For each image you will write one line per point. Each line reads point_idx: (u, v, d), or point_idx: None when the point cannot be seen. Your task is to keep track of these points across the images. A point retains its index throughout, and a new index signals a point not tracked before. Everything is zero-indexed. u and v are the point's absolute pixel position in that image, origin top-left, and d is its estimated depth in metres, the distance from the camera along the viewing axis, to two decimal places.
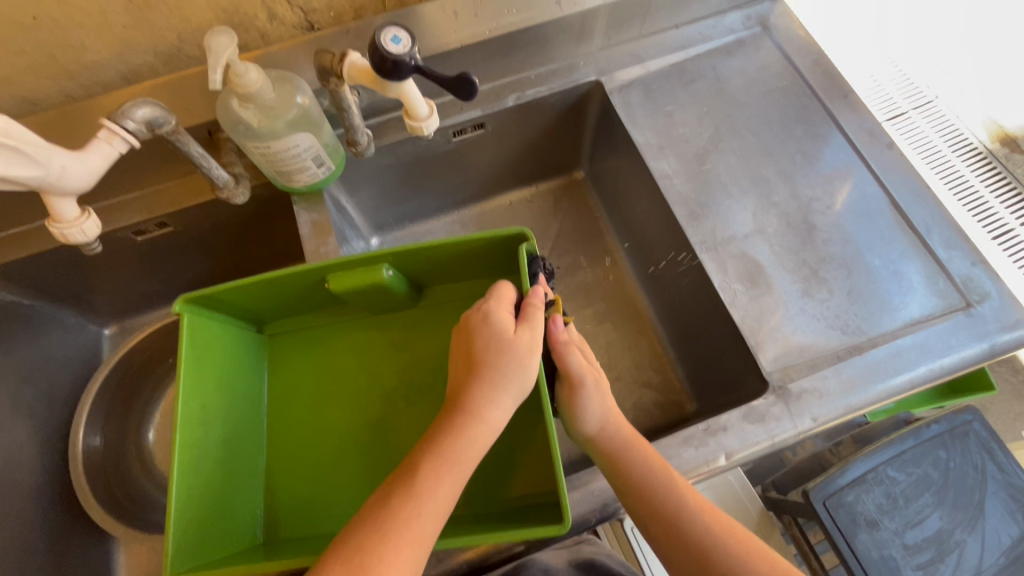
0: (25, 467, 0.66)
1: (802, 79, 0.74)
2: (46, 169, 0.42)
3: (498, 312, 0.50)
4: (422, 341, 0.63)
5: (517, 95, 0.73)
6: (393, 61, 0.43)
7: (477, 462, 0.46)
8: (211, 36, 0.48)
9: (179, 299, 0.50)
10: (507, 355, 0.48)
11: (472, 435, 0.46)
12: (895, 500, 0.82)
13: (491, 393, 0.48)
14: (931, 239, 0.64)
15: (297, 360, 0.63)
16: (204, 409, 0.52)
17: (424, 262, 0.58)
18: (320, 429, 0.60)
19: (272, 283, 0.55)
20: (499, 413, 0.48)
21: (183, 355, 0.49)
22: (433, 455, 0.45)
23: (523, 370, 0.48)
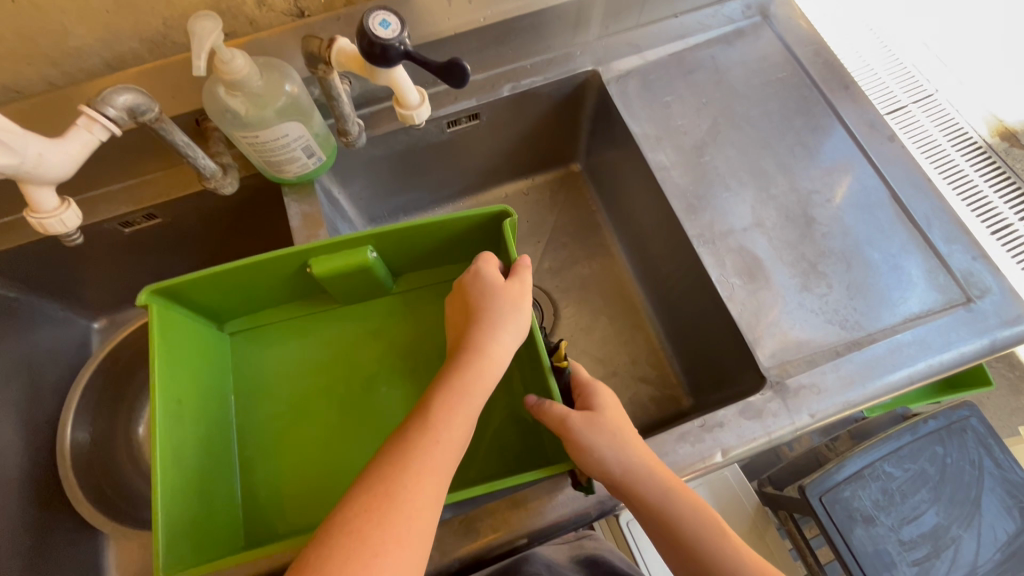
0: (11, 463, 0.65)
1: (803, 70, 0.72)
2: (22, 157, 0.41)
3: (488, 268, 0.54)
4: (395, 327, 0.64)
5: (512, 84, 0.71)
6: (382, 46, 0.42)
7: (487, 392, 0.48)
8: (195, 20, 0.46)
9: (144, 289, 0.49)
10: (500, 299, 0.52)
11: (478, 366, 0.48)
12: (891, 496, 0.82)
13: (492, 331, 0.50)
14: (932, 234, 0.63)
15: (265, 354, 0.62)
16: (178, 402, 0.51)
17: (404, 244, 0.59)
18: (299, 415, 0.60)
19: (249, 268, 0.54)
20: (500, 350, 0.50)
21: (155, 343, 0.48)
22: (445, 390, 0.47)
23: (516, 311, 0.52)
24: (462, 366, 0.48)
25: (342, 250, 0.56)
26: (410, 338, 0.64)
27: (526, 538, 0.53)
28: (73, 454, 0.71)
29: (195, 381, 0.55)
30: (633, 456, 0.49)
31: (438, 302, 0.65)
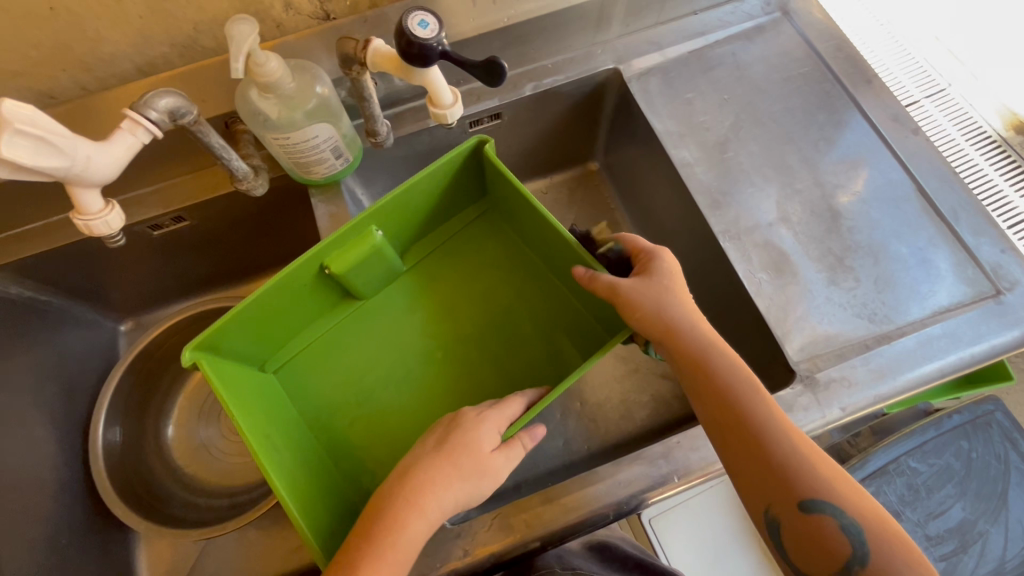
0: (44, 463, 0.66)
1: (824, 65, 0.72)
2: (73, 160, 0.41)
3: (484, 426, 0.52)
4: (427, 299, 0.68)
5: (534, 83, 0.72)
6: (420, 46, 0.42)
7: (413, 553, 0.48)
8: (232, 24, 0.47)
9: (187, 347, 0.48)
10: (461, 453, 0.51)
11: (411, 529, 0.48)
12: (917, 491, 0.82)
13: (434, 487, 0.50)
14: (959, 226, 0.63)
15: (312, 368, 0.64)
16: (266, 435, 0.52)
17: (414, 211, 0.62)
18: (370, 399, 0.64)
19: (281, 292, 0.55)
20: (437, 510, 0.50)
21: (218, 388, 0.48)
22: (371, 548, 0.47)
23: (477, 486, 0.51)
24: (396, 532, 0.48)
25: (357, 238, 0.57)
26: (444, 306, 0.68)
27: (538, 541, 0.54)
28: (106, 455, 0.70)
29: (268, 414, 0.56)
30: (681, 315, 0.53)
31: (454, 258, 0.69)
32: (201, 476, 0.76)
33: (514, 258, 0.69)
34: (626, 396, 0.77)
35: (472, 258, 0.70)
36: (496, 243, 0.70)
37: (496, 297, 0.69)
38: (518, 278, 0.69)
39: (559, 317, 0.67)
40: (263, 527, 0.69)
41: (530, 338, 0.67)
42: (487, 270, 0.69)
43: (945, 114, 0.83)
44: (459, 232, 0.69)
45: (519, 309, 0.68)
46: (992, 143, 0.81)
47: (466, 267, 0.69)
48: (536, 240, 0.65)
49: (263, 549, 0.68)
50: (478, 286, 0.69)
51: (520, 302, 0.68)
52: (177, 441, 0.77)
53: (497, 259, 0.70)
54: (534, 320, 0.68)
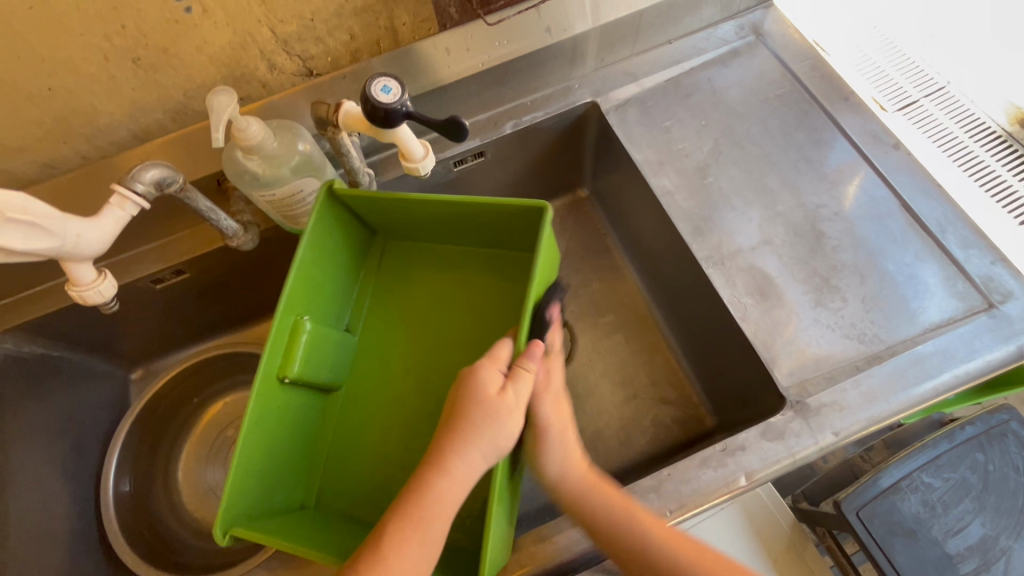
0: (59, 517, 0.68)
1: (801, 85, 0.73)
2: (62, 240, 0.44)
3: (483, 368, 0.51)
4: (395, 339, 0.69)
5: (514, 121, 0.74)
6: (384, 110, 0.44)
7: (447, 514, 0.48)
8: (213, 96, 0.50)
9: (217, 535, 0.48)
10: (474, 406, 0.49)
11: (438, 491, 0.48)
12: (933, 508, 0.79)
13: (456, 447, 0.48)
14: (947, 240, 0.62)
15: (344, 462, 0.65)
16: (333, 545, 0.53)
17: (330, 276, 0.63)
18: (400, 444, 0.64)
19: (265, 425, 0.55)
20: (465, 467, 0.48)
21: (263, 540, 0.49)
22: (398, 516, 0.47)
23: (497, 430, 0.48)
24: (423, 489, 0.48)
25: (289, 337, 0.57)
26: (410, 336, 0.69)
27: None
28: (116, 508, 0.72)
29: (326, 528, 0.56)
30: (571, 457, 0.54)
31: (396, 300, 0.71)
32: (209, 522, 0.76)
33: (443, 266, 0.70)
34: (625, 422, 0.76)
35: (408, 290, 0.71)
36: (416, 266, 0.71)
37: (456, 308, 0.69)
38: (461, 277, 0.70)
39: (508, 282, 0.69)
40: None
41: (497, 316, 0.68)
42: (425, 288, 0.70)
43: (945, 111, 0.77)
44: (381, 274, 0.71)
45: (479, 305, 0.69)
46: (998, 139, 0.77)
47: (411, 296, 0.70)
48: (446, 234, 0.67)
49: None
50: (435, 305, 0.70)
51: (474, 301, 0.69)
52: (186, 487, 0.78)
53: (432, 275, 0.71)
54: (491, 310, 0.68)
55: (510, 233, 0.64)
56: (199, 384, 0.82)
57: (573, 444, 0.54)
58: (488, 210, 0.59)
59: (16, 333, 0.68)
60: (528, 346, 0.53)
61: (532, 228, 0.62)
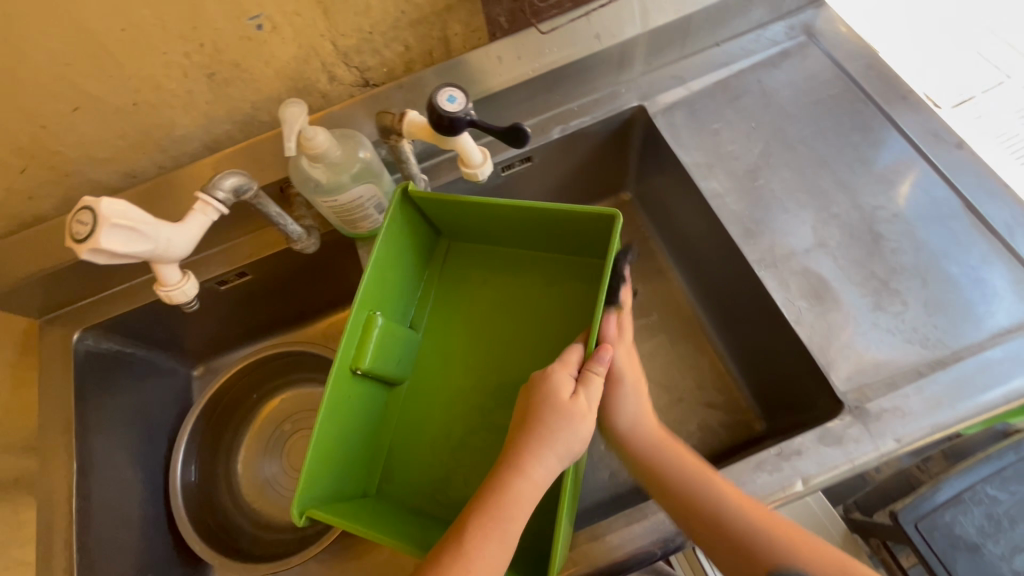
0: (134, 504, 0.73)
1: (855, 84, 0.72)
2: (155, 243, 0.47)
3: (555, 372, 0.53)
4: (456, 337, 0.71)
5: (561, 127, 0.75)
6: (449, 119, 0.46)
7: (523, 514, 0.49)
8: (285, 108, 0.54)
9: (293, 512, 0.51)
10: (555, 414, 0.51)
11: (515, 491, 0.50)
12: (999, 522, 0.76)
13: (536, 450, 0.50)
14: (1016, 242, 0.60)
15: (404, 453, 0.67)
16: (402, 531, 0.55)
17: (398, 274, 0.66)
18: (461, 441, 0.66)
19: (338, 411, 0.57)
20: (543, 472, 0.50)
21: (338, 522, 0.51)
22: (478, 514, 0.49)
23: (571, 432, 0.51)
24: (503, 489, 0.50)
25: (362, 332, 0.60)
26: (470, 336, 0.71)
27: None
28: (183, 493, 0.76)
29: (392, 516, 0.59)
30: (641, 409, 0.61)
31: (456, 299, 0.73)
32: (267, 512, 0.80)
33: (505, 268, 0.72)
34: (671, 425, 0.76)
35: (470, 288, 0.72)
36: (478, 266, 0.73)
37: (517, 310, 0.70)
38: (525, 278, 0.71)
39: (573, 286, 0.69)
40: (326, 562, 0.73)
41: (560, 319, 0.69)
42: (486, 289, 0.72)
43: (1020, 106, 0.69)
44: (443, 273, 0.73)
45: (542, 305, 0.70)
46: None
47: (472, 297, 0.72)
48: (511, 236, 0.69)
49: None
50: (497, 306, 0.71)
51: (537, 302, 0.70)
52: (245, 478, 0.82)
53: (494, 276, 0.72)
54: (555, 311, 0.69)
55: (579, 237, 0.64)
56: (257, 381, 0.85)
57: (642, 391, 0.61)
58: (559, 214, 0.59)
59: (95, 330, 0.73)
60: (596, 349, 0.53)
61: (605, 235, 0.62)
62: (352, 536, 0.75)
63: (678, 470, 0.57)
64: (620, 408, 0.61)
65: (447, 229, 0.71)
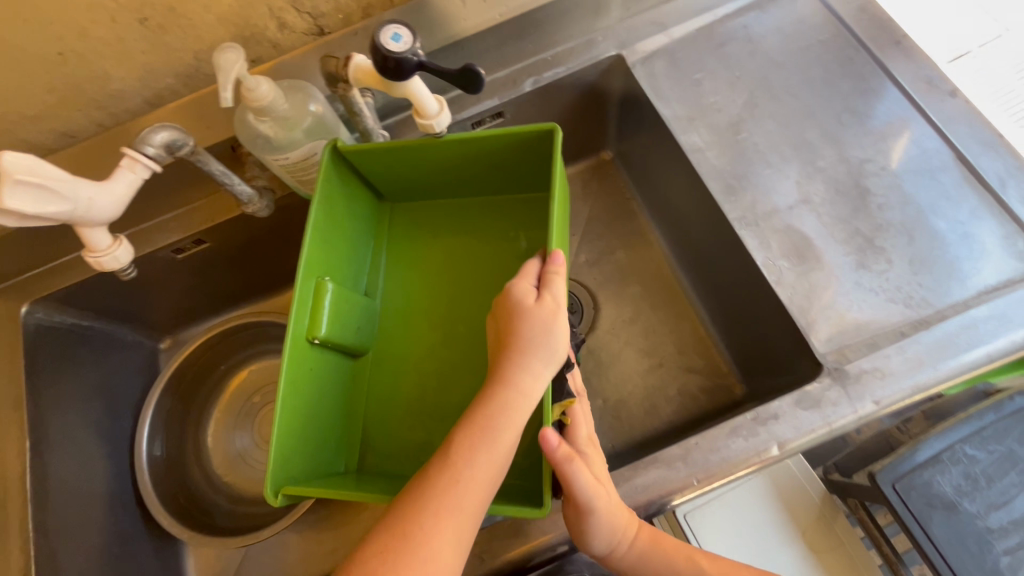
0: (98, 480, 0.71)
1: (847, 29, 0.67)
2: (75, 203, 0.44)
3: (522, 282, 0.53)
4: (416, 295, 0.69)
5: (534, 78, 0.70)
6: (395, 60, 0.42)
7: (514, 426, 0.47)
8: (220, 54, 0.48)
9: (265, 493, 0.47)
10: (529, 321, 0.50)
11: (506, 398, 0.47)
12: (976, 481, 0.76)
13: (521, 361, 0.49)
14: (1007, 195, 0.57)
15: (383, 422, 0.64)
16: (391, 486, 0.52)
17: (345, 238, 0.63)
18: (436, 403, 0.64)
19: (298, 385, 0.54)
20: (530, 379, 0.48)
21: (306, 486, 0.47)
22: (467, 426, 0.47)
23: (548, 335, 0.50)
24: (490, 398, 0.48)
25: (313, 299, 0.56)
26: (431, 289, 0.69)
27: (565, 544, 0.55)
28: (150, 469, 0.74)
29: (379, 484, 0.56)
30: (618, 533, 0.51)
31: (414, 257, 0.70)
32: (240, 485, 0.78)
33: (460, 216, 0.71)
34: (650, 391, 0.74)
35: (426, 246, 0.71)
36: (431, 222, 0.71)
37: (474, 258, 0.69)
38: (479, 224, 0.70)
39: (533, 222, 0.68)
40: (302, 532, 0.72)
41: (516, 258, 0.68)
42: (443, 242, 0.70)
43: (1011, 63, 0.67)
44: (396, 237, 0.71)
45: (500, 246, 0.69)
46: None
47: (432, 251, 0.70)
48: (459, 183, 0.67)
49: (300, 552, 0.70)
50: (456, 258, 0.69)
51: (496, 246, 0.69)
52: (215, 450, 0.80)
53: (447, 229, 0.71)
54: (512, 254, 0.68)
55: (525, 166, 0.63)
56: (224, 352, 0.82)
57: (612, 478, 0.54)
58: (499, 139, 0.58)
59: (45, 303, 0.69)
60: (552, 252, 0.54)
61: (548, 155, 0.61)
62: (328, 507, 0.73)
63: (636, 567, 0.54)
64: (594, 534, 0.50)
65: (396, 188, 0.69)
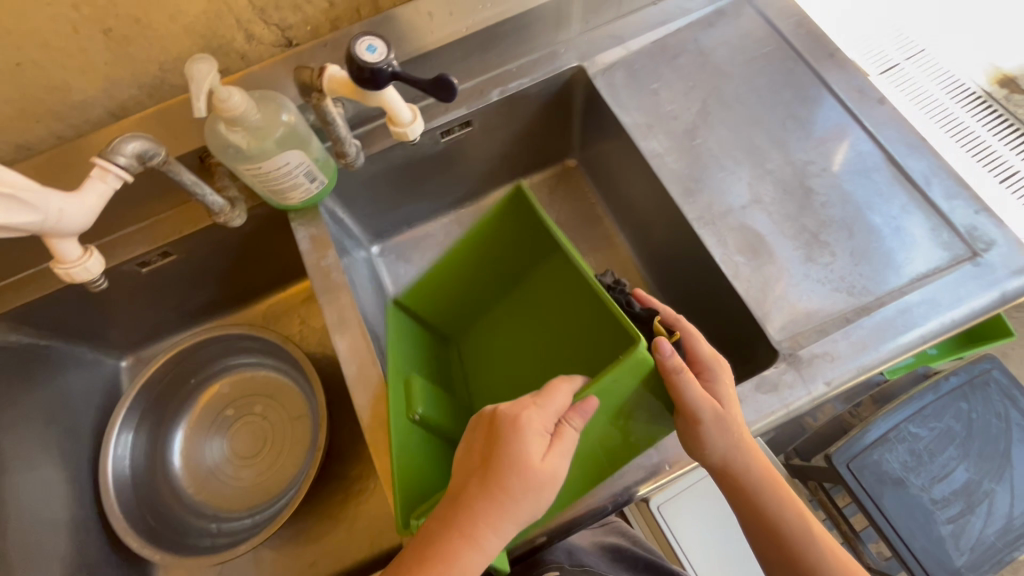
0: (57, 503, 0.68)
1: (786, 42, 0.73)
2: (44, 214, 0.46)
3: (528, 439, 0.44)
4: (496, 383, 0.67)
5: (500, 89, 0.73)
6: (371, 70, 0.45)
7: None
8: (191, 65, 0.49)
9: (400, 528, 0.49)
10: (520, 478, 0.44)
11: (464, 560, 0.43)
12: (920, 456, 0.81)
13: (488, 517, 0.44)
14: (932, 191, 0.63)
15: None
16: None
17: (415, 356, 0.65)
18: None
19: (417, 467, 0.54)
20: (493, 539, 0.44)
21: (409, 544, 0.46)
22: None
23: (535, 502, 0.44)
24: (449, 557, 0.43)
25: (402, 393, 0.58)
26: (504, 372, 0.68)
27: (545, 535, 0.55)
28: (117, 488, 0.71)
29: None
30: (736, 445, 0.51)
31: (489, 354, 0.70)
32: (213, 502, 0.76)
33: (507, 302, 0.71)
34: None
35: (490, 340, 0.71)
36: (489, 321, 0.72)
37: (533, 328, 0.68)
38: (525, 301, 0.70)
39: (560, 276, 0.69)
40: (278, 547, 0.71)
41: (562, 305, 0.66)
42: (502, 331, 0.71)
43: (931, 81, 0.92)
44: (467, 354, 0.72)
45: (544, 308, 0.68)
46: (981, 103, 0.94)
47: (495, 338, 0.71)
48: (491, 275, 0.69)
49: (277, 567, 0.69)
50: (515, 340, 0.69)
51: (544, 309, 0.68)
52: (184, 469, 0.78)
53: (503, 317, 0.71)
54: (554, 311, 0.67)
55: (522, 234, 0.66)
56: (194, 365, 0.80)
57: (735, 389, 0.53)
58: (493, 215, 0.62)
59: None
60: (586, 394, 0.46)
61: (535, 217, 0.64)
62: (306, 520, 0.72)
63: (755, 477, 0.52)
64: (712, 444, 0.50)
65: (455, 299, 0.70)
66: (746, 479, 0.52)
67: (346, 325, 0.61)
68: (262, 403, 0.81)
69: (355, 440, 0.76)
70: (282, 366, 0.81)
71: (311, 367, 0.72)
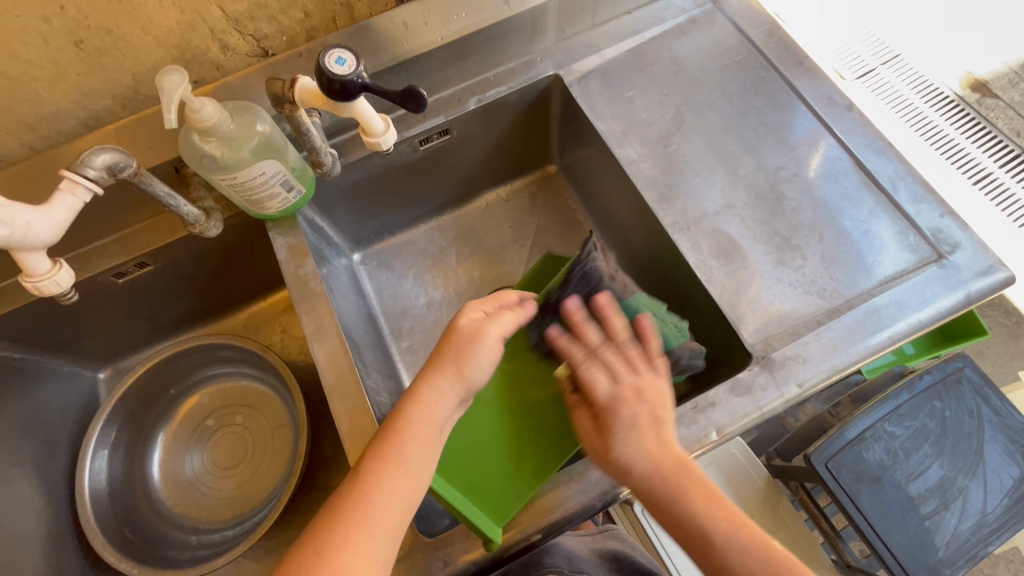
0: (30, 519, 0.67)
1: (758, 51, 0.74)
2: (11, 228, 0.46)
3: (466, 309, 0.55)
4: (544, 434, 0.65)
5: (478, 97, 0.73)
6: (340, 82, 0.47)
7: (420, 443, 0.50)
8: (163, 76, 0.49)
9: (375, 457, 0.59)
10: (455, 342, 0.53)
11: (412, 417, 0.51)
12: (896, 454, 0.83)
13: (430, 379, 0.52)
14: (899, 196, 0.64)
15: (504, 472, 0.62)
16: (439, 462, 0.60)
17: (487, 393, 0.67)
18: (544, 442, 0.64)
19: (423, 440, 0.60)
20: (435, 396, 0.52)
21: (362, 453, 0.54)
22: (381, 447, 0.50)
23: (470, 367, 0.52)
24: (400, 420, 0.51)
25: None
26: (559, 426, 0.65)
27: (539, 533, 0.55)
28: (94, 502, 0.70)
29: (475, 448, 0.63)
30: (627, 474, 0.53)
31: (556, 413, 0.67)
32: (192, 514, 0.76)
33: None
34: None
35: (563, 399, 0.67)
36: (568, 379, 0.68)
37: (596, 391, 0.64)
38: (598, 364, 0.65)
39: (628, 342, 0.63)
40: (259, 560, 0.70)
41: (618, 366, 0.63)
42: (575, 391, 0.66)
43: (904, 81, 0.95)
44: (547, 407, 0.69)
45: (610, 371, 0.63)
46: (954, 105, 0.97)
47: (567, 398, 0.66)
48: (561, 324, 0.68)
49: None
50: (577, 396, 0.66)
51: None
52: (163, 481, 0.77)
53: None
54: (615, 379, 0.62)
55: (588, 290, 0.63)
56: (173, 376, 0.79)
57: (643, 423, 0.53)
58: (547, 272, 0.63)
59: None
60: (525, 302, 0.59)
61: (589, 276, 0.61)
62: (287, 531, 0.72)
63: (677, 513, 0.52)
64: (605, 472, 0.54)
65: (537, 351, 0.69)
66: (668, 515, 0.53)
67: (324, 334, 0.61)
68: (243, 414, 0.81)
69: (338, 450, 0.76)
70: (263, 375, 0.80)
71: (291, 375, 0.72)
